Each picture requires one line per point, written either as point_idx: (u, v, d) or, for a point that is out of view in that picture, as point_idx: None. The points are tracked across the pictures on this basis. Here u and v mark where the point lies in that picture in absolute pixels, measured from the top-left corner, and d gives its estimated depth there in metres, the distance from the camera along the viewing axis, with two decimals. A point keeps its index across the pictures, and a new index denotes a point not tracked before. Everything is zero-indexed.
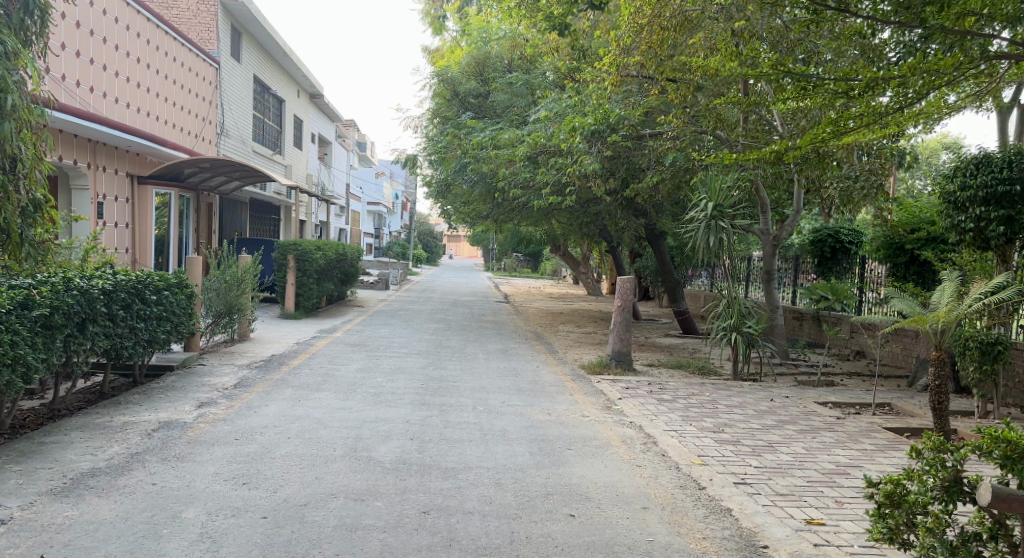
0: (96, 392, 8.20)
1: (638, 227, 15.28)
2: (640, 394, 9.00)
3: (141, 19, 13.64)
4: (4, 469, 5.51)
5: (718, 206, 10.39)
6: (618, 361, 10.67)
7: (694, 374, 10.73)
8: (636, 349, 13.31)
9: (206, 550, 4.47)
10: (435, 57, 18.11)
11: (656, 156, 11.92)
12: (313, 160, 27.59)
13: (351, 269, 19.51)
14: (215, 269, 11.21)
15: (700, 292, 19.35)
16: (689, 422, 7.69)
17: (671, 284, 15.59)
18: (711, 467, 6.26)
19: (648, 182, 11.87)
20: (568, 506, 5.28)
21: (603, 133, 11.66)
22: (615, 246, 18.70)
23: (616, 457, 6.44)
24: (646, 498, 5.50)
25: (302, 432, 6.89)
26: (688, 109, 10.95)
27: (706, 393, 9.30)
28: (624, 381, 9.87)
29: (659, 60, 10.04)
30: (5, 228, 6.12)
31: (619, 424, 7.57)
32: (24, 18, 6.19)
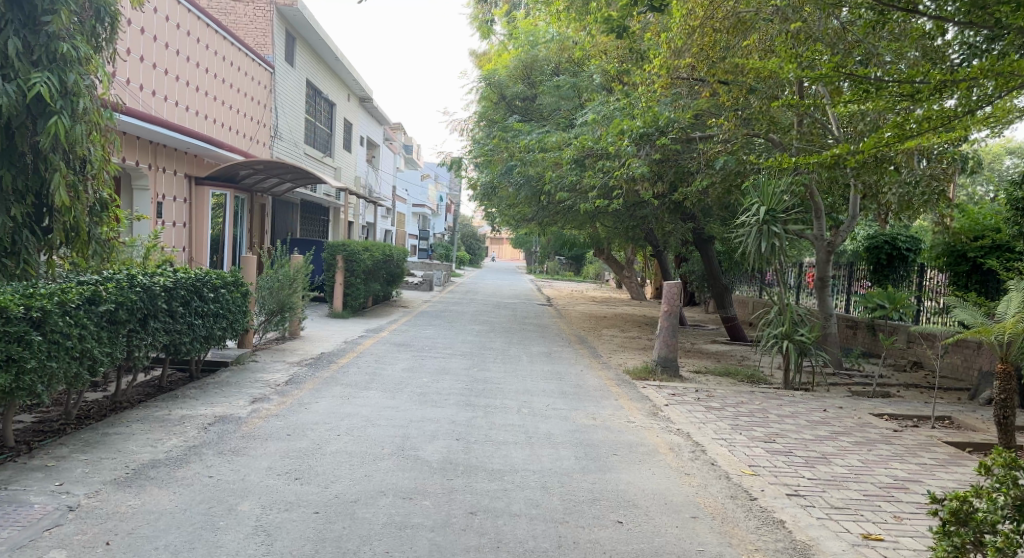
0: (155, 386, 8.43)
1: (686, 232, 15.12)
2: (687, 401, 8.92)
3: (201, 25, 13.98)
4: (70, 458, 5.69)
5: (771, 211, 10.24)
6: (664, 366, 10.58)
7: (744, 382, 10.59)
8: (681, 355, 13.17)
9: (261, 543, 4.57)
10: (484, 61, 18.16)
11: (706, 160, 11.77)
12: (361, 163, 27.98)
13: (397, 270, 19.71)
14: (268, 268, 11.45)
15: (748, 298, 19.11)
16: (739, 431, 7.60)
17: (720, 290, 15.35)
18: (763, 477, 6.18)
19: (698, 186, 11.73)
20: (616, 513, 5.27)
21: (652, 136, 11.74)
22: (662, 250, 18.57)
23: (663, 464, 6.41)
24: (695, 508, 5.46)
25: (351, 429, 6.99)
26: (741, 111, 10.76)
27: (756, 402, 9.18)
28: (670, 388, 9.78)
29: (711, 62, 9.93)
30: (74, 226, 6.36)
31: (665, 431, 7.52)
32: (95, 25, 6.42)
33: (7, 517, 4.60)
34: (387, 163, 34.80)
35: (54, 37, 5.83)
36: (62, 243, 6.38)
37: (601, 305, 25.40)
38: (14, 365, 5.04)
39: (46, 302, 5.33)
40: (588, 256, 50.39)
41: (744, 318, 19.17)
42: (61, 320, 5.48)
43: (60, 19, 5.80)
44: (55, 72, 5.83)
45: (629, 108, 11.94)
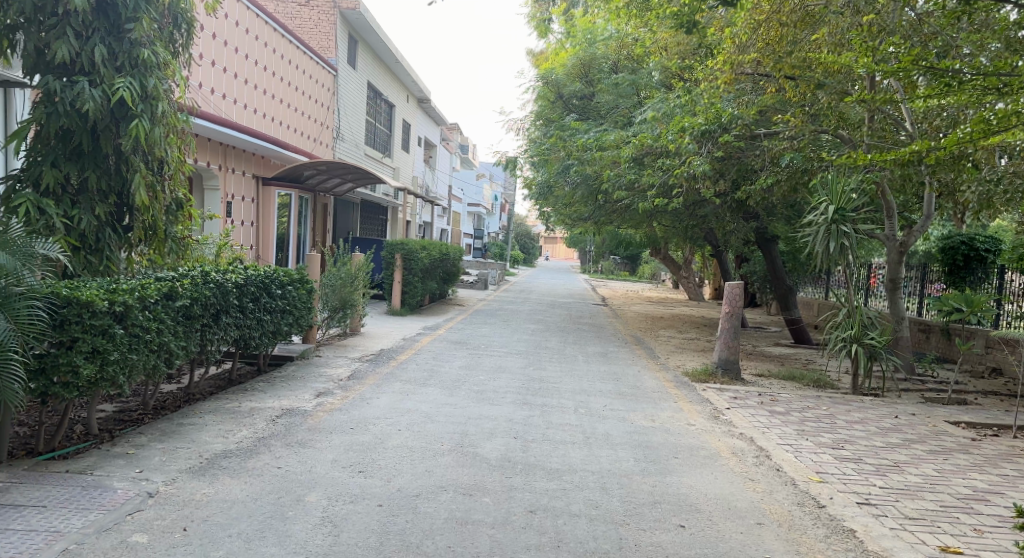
0: (225, 378, 8.69)
1: (748, 232, 14.81)
2: (750, 405, 8.78)
3: (269, 29, 14.30)
4: (148, 446, 5.92)
5: (840, 210, 9.93)
6: (725, 369, 10.42)
7: (810, 387, 10.37)
8: (745, 357, 13.07)
9: (328, 534, 4.68)
10: (541, 60, 18.15)
11: (772, 157, 11.50)
12: (419, 163, 28.27)
13: (453, 269, 19.87)
14: (331, 266, 11.69)
15: (814, 300, 18.69)
16: (805, 437, 7.45)
17: (783, 292, 15.02)
18: (831, 484, 6.05)
19: (762, 183, 11.50)
20: (679, 517, 5.23)
21: (714, 133, 11.35)
22: (722, 250, 18.25)
23: (727, 469, 6.32)
24: (761, 514, 5.38)
25: (411, 425, 7.10)
26: (808, 106, 10.52)
27: (822, 407, 8.98)
28: (732, 391, 9.65)
29: (778, 57, 9.72)
30: (152, 225, 6.62)
31: (727, 434, 7.42)
32: (173, 31, 6.65)
33: (92, 501, 4.78)
34: (443, 163, 35.01)
35: (137, 44, 6.10)
36: (141, 241, 6.61)
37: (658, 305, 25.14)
38: (99, 356, 5.19)
39: (128, 297, 5.48)
40: (644, 256, 49.88)
41: (810, 320, 18.72)
42: (141, 314, 5.65)
43: (143, 27, 6.06)
44: (136, 77, 6.08)
45: (691, 105, 11.77)
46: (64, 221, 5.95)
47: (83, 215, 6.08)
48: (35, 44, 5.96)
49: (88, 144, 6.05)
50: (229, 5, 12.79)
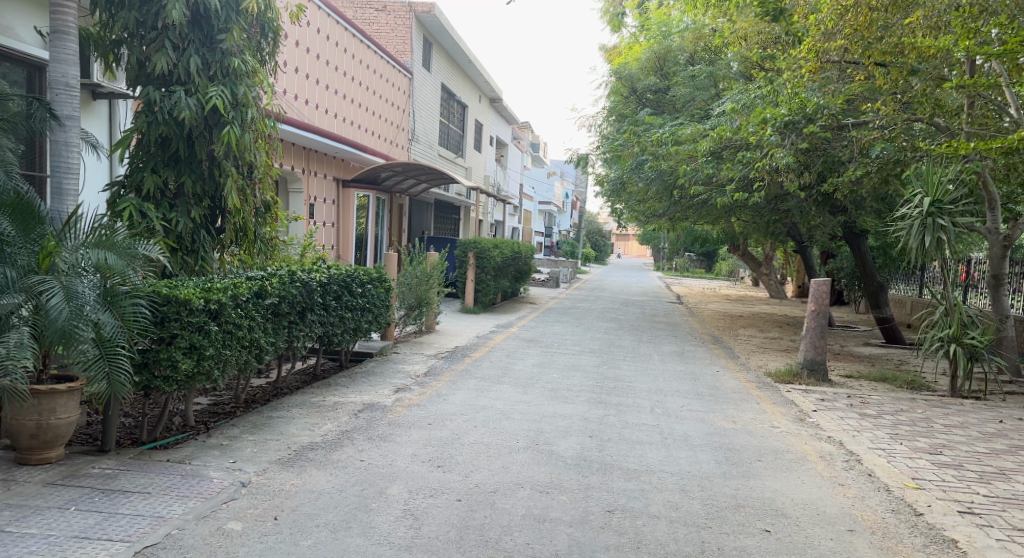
0: (310, 373, 9.01)
1: (836, 226, 14.34)
2: (838, 407, 8.58)
3: (348, 35, 14.64)
4: (241, 438, 6.19)
5: (936, 202, 9.57)
6: (811, 370, 10.18)
7: (904, 389, 10.03)
8: (832, 357, 12.75)
9: (410, 526, 4.82)
10: (614, 54, 18.08)
11: (861, 147, 11.08)
12: (491, 162, 28.51)
13: (525, 267, 19.98)
14: (407, 265, 11.94)
15: (906, 298, 18.03)
16: (900, 441, 7.23)
17: (874, 289, 14.52)
18: (929, 492, 5.87)
19: (850, 176, 11.04)
20: (763, 521, 5.18)
21: (798, 124, 11.15)
22: (805, 245, 17.72)
23: (814, 473, 6.21)
24: (852, 521, 5.27)
25: (487, 422, 7.21)
26: (900, 95, 10.17)
27: (917, 410, 8.69)
28: (819, 392, 9.42)
29: (866, 43, 9.53)
30: (242, 226, 6.91)
31: (814, 438, 7.27)
32: (260, 41, 6.93)
33: (191, 489, 5.04)
34: (513, 162, 35.08)
35: (228, 54, 6.40)
36: (233, 242, 6.93)
37: (737, 303, 24.64)
38: (196, 352, 5.45)
39: (222, 296, 5.74)
40: (722, 252, 48.90)
41: (902, 319, 18.01)
42: (234, 311, 5.91)
43: (234, 37, 6.36)
44: (228, 86, 6.37)
45: (772, 96, 11.48)
46: (163, 224, 6.32)
47: (180, 217, 6.42)
48: (137, 58, 6.35)
49: (184, 150, 6.38)
50: (311, 13, 13.21)
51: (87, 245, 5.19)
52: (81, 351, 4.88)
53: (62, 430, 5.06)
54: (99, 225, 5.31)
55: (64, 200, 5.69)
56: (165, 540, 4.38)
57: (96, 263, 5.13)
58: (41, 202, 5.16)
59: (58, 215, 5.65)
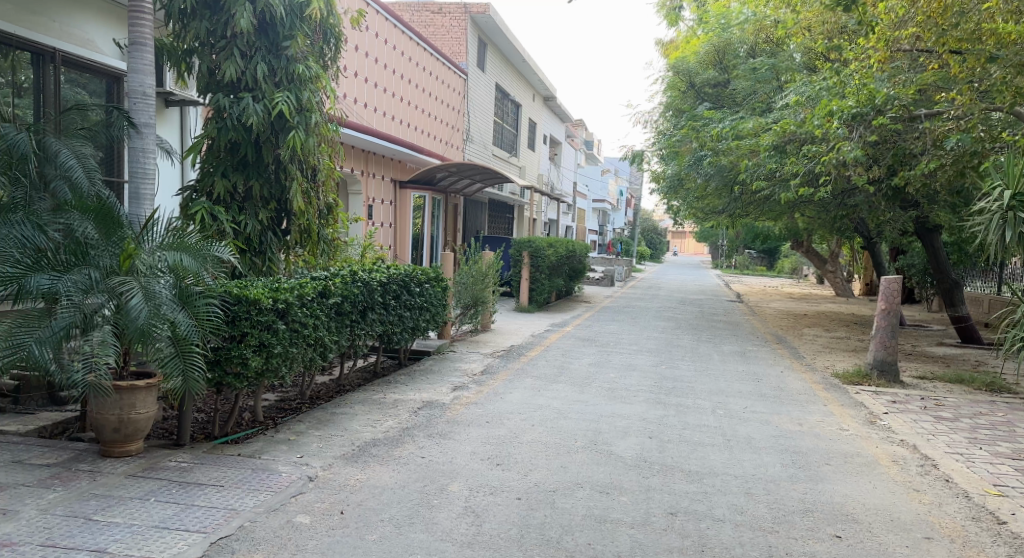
0: (370, 370, 9.20)
1: (908, 221, 13.85)
2: (911, 410, 8.36)
3: (405, 38, 14.86)
4: (307, 433, 6.37)
5: (1018, 195, 9.11)
6: (881, 371, 9.94)
7: (981, 390, 9.74)
8: (903, 357, 12.48)
9: (472, 523, 4.90)
10: (671, 49, 17.92)
11: (934, 140, 10.61)
12: (544, 161, 28.55)
13: (580, 266, 19.94)
14: (463, 265, 12.06)
15: (983, 296, 17.44)
16: (978, 446, 7.02)
17: (949, 287, 14.08)
18: (1011, 499, 5.70)
19: (923, 169, 10.55)
20: (833, 526, 5.10)
21: (866, 116, 10.82)
22: (874, 241, 17.22)
23: (886, 477, 6.09)
24: (929, 528, 5.16)
25: (545, 420, 7.26)
26: (976, 83, 9.82)
27: (996, 413, 8.42)
28: (890, 394, 9.21)
29: (941, 31, 9.22)
30: (305, 228, 7.10)
31: (887, 441, 7.11)
32: (323, 47, 7.12)
33: (261, 483, 5.21)
34: (567, 160, 34.96)
35: (293, 60, 6.60)
36: (297, 244, 7.13)
37: (800, 302, 24.12)
38: (265, 350, 5.65)
39: (289, 296, 5.92)
40: (784, 250, 47.91)
41: (979, 318, 17.43)
42: (300, 311, 6.08)
43: (297, 43, 6.56)
44: (293, 92, 6.56)
45: (839, 87, 11.17)
46: (233, 226, 6.55)
47: (249, 219, 6.65)
48: (207, 66, 6.58)
49: (251, 154, 6.61)
50: (370, 18, 13.46)
51: (163, 247, 5.41)
52: (158, 349, 5.09)
53: (142, 424, 5.28)
54: (174, 228, 5.53)
55: (141, 204, 5.93)
56: (238, 532, 4.54)
57: (172, 264, 5.34)
58: (122, 207, 5.40)
59: (135, 219, 5.90)
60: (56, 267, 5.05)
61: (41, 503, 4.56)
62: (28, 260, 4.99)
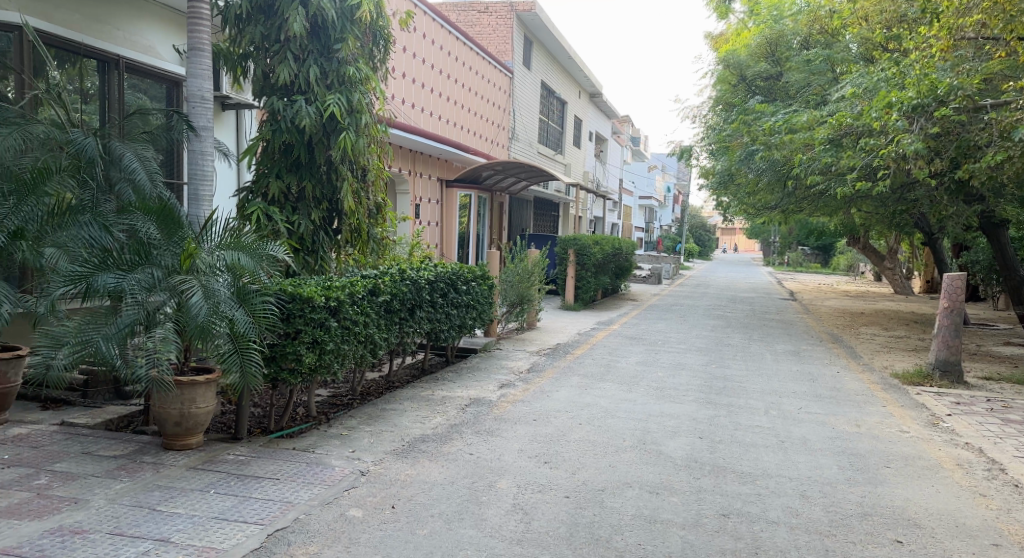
0: (418, 367, 9.31)
1: (971, 215, 13.32)
2: (975, 412, 8.16)
3: (451, 38, 14.96)
4: (358, 429, 6.50)
5: None
6: (944, 371, 9.70)
7: None
8: (967, 357, 12.14)
9: (521, 520, 4.94)
10: (720, 42, 17.73)
11: (1001, 130, 10.16)
12: (590, 158, 28.47)
13: (626, 264, 19.82)
14: (509, 262, 12.09)
15: None
16: None
17: (1016, 284, 13.68)
18: None
19: (989, 161, 10.08)
20: (894, 531, 5.02)
21: (928, 107, 10.40)
22: (936, 236, 16.74)
23: (949, 482, 5.96)
24: (995, 535, 5.03)
25: (593, 419, 7.27)
26: None
27: None
28: (952, 395, 9.00)
29: (1007, 17, 9.06)
30: (355, 227, 7.23)
31: (950, 444, 6.95)
32: (373, 48, 7.24)
33: (315, 476, 5.34)
34: (613, 156, 34.68)
35: (343, 63, 6.73)
36: (348, 243, 7.27)
37: (857, 300, 23.58)
38: (318, 346, 5.78)
39: (341, 294, 6.04)
40: (840, 245, 46.88)
41: None
42: (351, 308, 6.20)
43: (348, 46, 6.69)
44: (344, 93, 6.68)
45: (899, 78, 10.89)
46: (286, 226, 6.70)
47: (302, 219, 6.80)
48: (263, 70, 6.74)
49: (304, 156, 6.76)
50: (418, 19, 13.61)
51: (221, 247, 5.56)
52: (217, 344, 5.24)
53: (202, 418, 5.45)
54: (231, 228, 5.68)
55: (200, 205, 6.11)
56: (294, 524, 4.66)
57: (229, 263, 5.48)
58: (182, 208, 5.56)
59: (195, 219, 6.08)
60: (121, 266, 5.23)
61: (109, 493, 4.74)
62: (96, 260, 5.18)
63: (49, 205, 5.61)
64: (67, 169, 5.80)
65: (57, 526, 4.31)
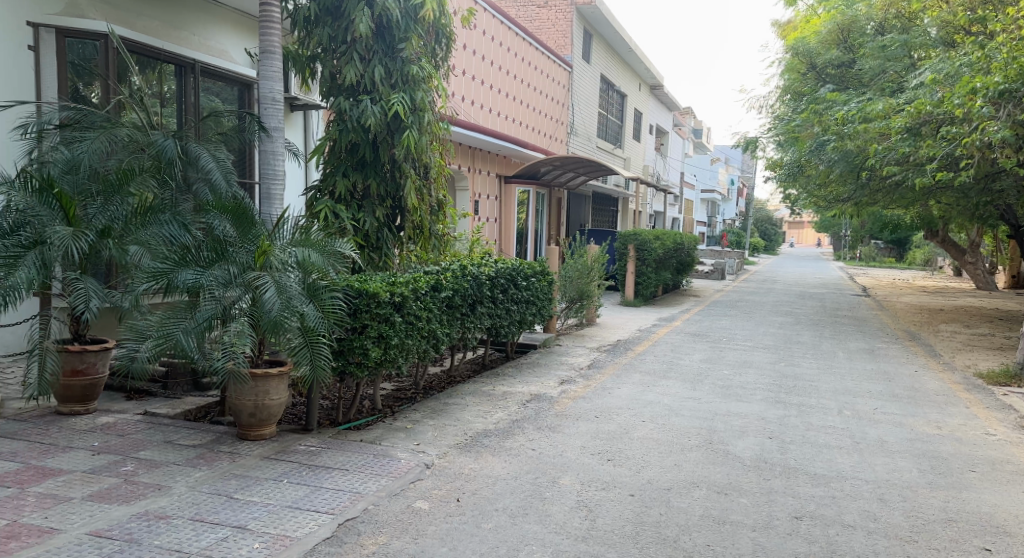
0: (478, 362, 9.39)
1: None
2: None
3: (511, 34, 14.98)
4: (422, 422, 6.61)
5: None
6: None
7: None
8: None
9: (586, 518, 4.95)
10: (789, 30, 17.33)
11: None
12: (650, 152, 28.17)
13: (688, 259, 19.56)
14: (568, 258, 12.06)
15: None
16: None
17: None
18: None
19: None
20: (979, 538, 4.87)
21: (1015, 93, 10.01)
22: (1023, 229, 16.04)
23: None
24: None
25: (656, 417, 7.23)
26: None
27: None
28: None
29: None
30: (418, 224, 7.33)
31: None
32: (435, 46, 7.31)
33: (383, 468, 5.46)
34: (674, 149, 34.19)
35: (407, 62, 6.83)
36: (412, 240, 7.38)
37: (935, 295, 22.78)
38: (383, 341, 5.90)
39: (405, 289, 6.14)
40: (915, 239, 45.27)
41: None
42: (414, 304, 6.30)
43: (412, 45, 6.79)
44: (407, 92, 6.78)
45: (984, 63, 10.43)
46: (353, 223, 6.84)
47: (367, 217, 6.93)
48: (330, 71, 6.88)
49: (369, 154, 6.90)
50: (479, 16, 13.68)
51: (292, 244, 5.71)
52: (288, 338, 5.39)
53: (275, 409, 5.61)
54: (300, 227, 5.84)
55: (273, 203, 6.29)
56: (364, 514, 4.78)
57: (301, 260, 5.62)
58: (255, 207, 5.75)
59: (268, 217, 6.26)
60: (199, 263, 5.42)
61: (189, 480, 4.93)
62: (176, 257, 5.38)
63: (133, 205, 5.86)
64: (149, 170, 6.07)
65: (142, 510, 4.51)
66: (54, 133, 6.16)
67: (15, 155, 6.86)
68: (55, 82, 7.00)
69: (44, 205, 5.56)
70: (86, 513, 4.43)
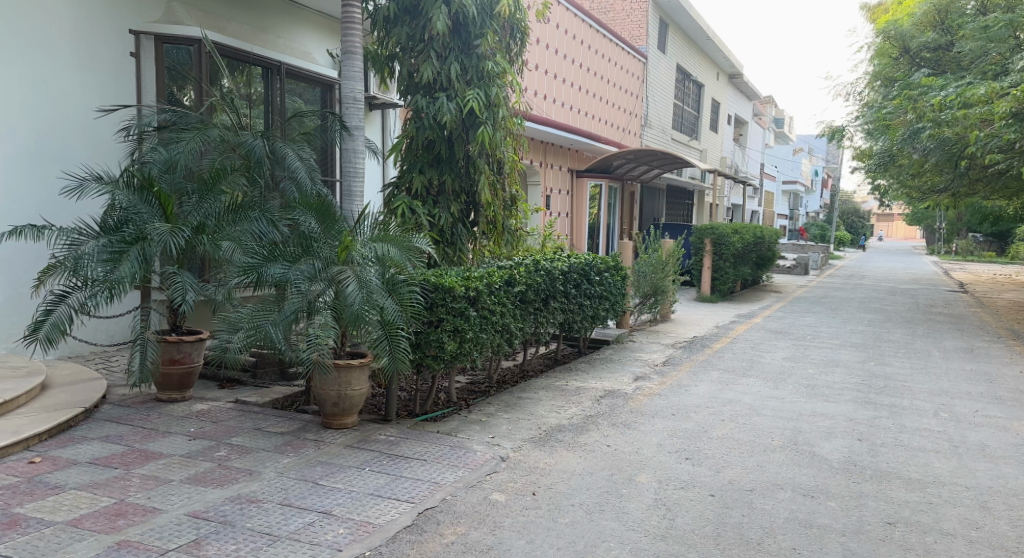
0: (550, 357, 9.42)
1: None
2: None
3: (585, 27, 14.93)
4: (497, 415, 6.67)
5: None
6: None
7: None
8: None
9: (665, 516, 4.92)
10: (880, 14, 16.68)
11: None
12: (728, 143, 27.58)
13: (769, 254, 19.10)
14: (642, 254, 11.95)
15: None
16: None
17: None
18: None
19: None
20: None
21: None
22: None
23: None
24: None
25: (735, 416, 7.10)
26: None
27: None
28: None
29: None
30: (492, 219, 7.39)
31: None
32: (510, 41, 7.33)
33: (459, 459, 5.54)
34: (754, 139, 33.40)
35: (482, 58, 6.89)
36: (486, 234, 7.45)
37: None
38: (458, 334, 6.00)
39: (480, 284, 6.22)
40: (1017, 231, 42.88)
41: None
42: (489, 298, 6.37)
43: (487, 41, 6.83)
44: (483, 89, 6.85)
45: None
46: (428, 218, 6.96)
47: (442, 212, 7.04)
48: (409, 69, 7.00)
49: (445, 151, 7.00)
50: (553, 10, 13.68)
51: (373, 240, 5.84)
52: (368, 331, 5.52)
53: (356, 400, 5.76)
54: (379, 223, 5.98)
55: (354, 201, 6.44)
56: (442, 504, 4.86)
57: (381, 256, 5.74)
58: (338, 203, 5.90)
59: (349, 214, 6.41)
60: (286, 258, 5.60)
61: (278, 466, 5.12)
62: (264, 252, 5.59)
63: (225, 202, 6.11)
64: (240, 169, 6.32)
65: (235, 494, 4.71)
66: (153, 134, 6.49)
67: (118, 157, 7.30)
68: (154, 88, 7.40)
69: (145, 203, 5.89)
70: (184, 495, 4.65)
